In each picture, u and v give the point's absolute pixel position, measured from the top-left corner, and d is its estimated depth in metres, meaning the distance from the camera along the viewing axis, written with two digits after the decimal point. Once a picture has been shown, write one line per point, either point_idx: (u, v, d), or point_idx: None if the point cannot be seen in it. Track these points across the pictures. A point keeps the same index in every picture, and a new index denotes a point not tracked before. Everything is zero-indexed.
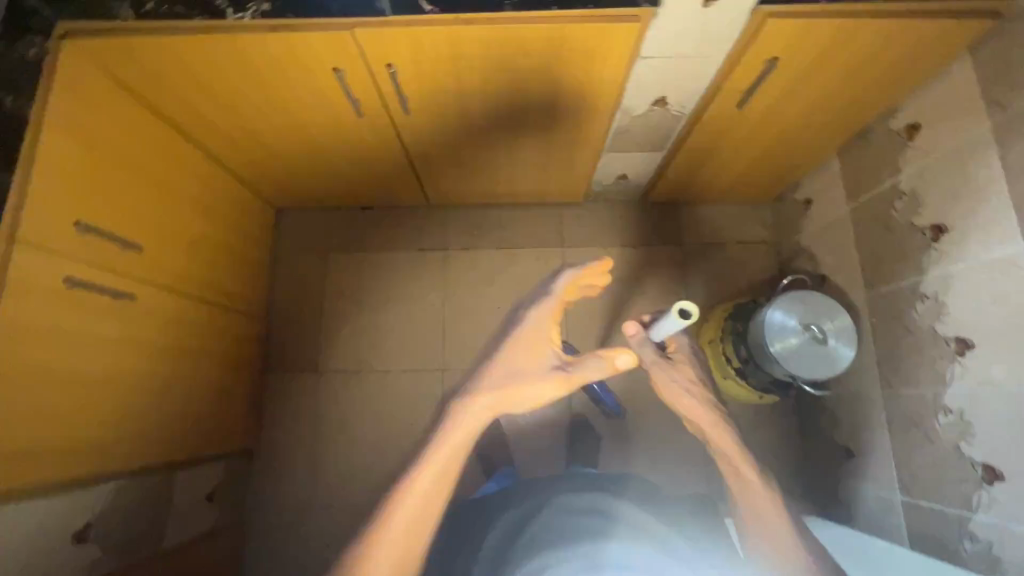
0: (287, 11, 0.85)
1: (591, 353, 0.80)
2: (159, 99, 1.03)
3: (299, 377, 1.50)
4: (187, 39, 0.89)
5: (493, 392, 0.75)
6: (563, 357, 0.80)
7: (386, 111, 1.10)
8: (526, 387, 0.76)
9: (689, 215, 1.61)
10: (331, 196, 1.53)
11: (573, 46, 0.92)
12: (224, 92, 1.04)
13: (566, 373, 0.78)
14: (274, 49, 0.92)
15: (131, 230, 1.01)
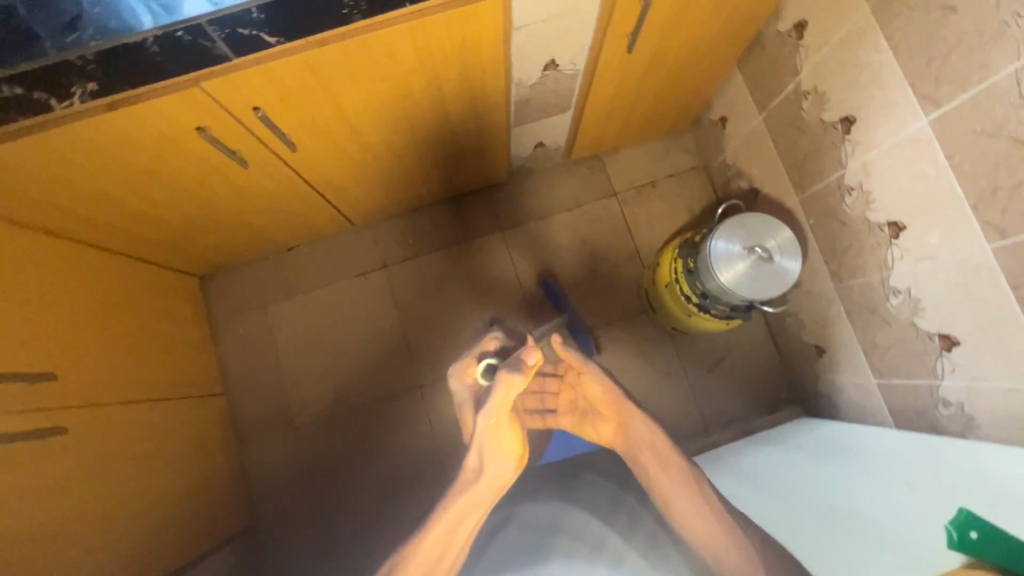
0: (121, 85, 0.73)
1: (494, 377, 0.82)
2: (17, 210, 0.93)
3: (278, 438, 1.44)
4: (20, 142, 0.79)
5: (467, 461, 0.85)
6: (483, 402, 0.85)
7: (272, 153, 1.02)
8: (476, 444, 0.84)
9: (615, 163, 1.59)
10: (249, 248, 1.44)
11: (442, 37, 0.86)
12: (87, 184, 0.94)
13: (484, 416, 0.82)
14: (122, 127, 0.82)
15: (31, 359, 0.91)
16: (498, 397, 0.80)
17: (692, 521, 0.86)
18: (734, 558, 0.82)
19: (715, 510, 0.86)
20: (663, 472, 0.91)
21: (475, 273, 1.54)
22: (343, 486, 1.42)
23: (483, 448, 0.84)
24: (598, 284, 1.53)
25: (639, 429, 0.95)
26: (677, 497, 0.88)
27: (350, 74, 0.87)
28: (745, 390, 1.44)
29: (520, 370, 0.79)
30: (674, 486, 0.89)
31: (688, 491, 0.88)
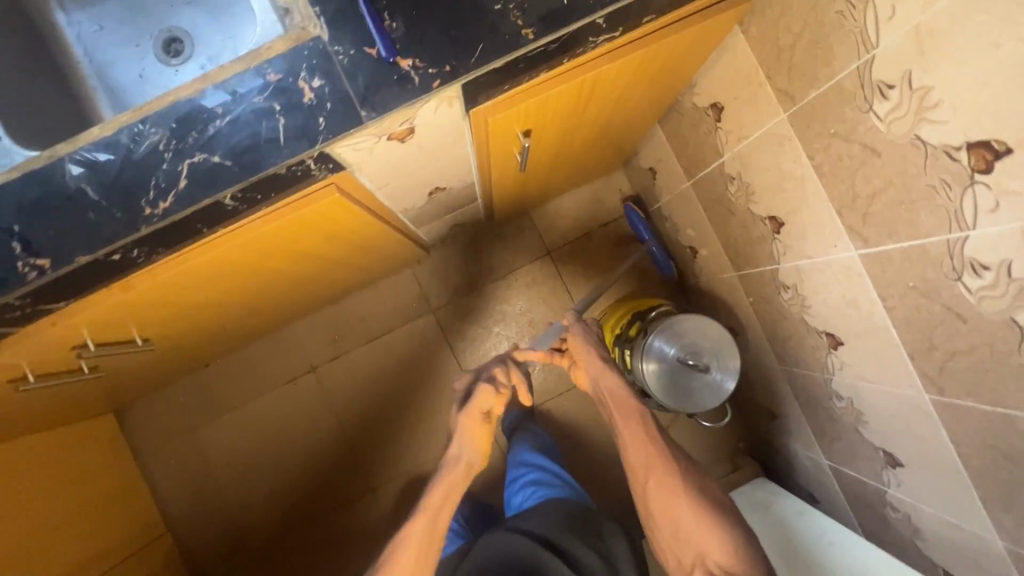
0: None
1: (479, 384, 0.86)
2: None
3: (234, 565, 1.39)
4: None
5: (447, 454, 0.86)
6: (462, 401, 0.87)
7: (132, 350, 0.88)
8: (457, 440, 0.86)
9: (543, 217, 1.46)
10: (158, 380, 1.32)
11: (285, 232, 0.71)
12: None
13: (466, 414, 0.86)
14: None
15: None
16: (479, 402, 0.85)
17: (634, 456, 0.86)
18: (657, 471, 0.84)
19: (652, 439, 0.86)
20: (614, 410, 0.91)
21: (411, 360, 1.43)
22: None
23: (460, 436, 0.85)
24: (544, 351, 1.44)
25: (603, 375, 0.93)
26: (623, 434, 0.88)
27: (182, 286, 0.72)
28: (705, 444, 1.40)
29: (490, 390, 0.85)
30: (620, 425, 0.89)
31: (632, 429, 0.87)
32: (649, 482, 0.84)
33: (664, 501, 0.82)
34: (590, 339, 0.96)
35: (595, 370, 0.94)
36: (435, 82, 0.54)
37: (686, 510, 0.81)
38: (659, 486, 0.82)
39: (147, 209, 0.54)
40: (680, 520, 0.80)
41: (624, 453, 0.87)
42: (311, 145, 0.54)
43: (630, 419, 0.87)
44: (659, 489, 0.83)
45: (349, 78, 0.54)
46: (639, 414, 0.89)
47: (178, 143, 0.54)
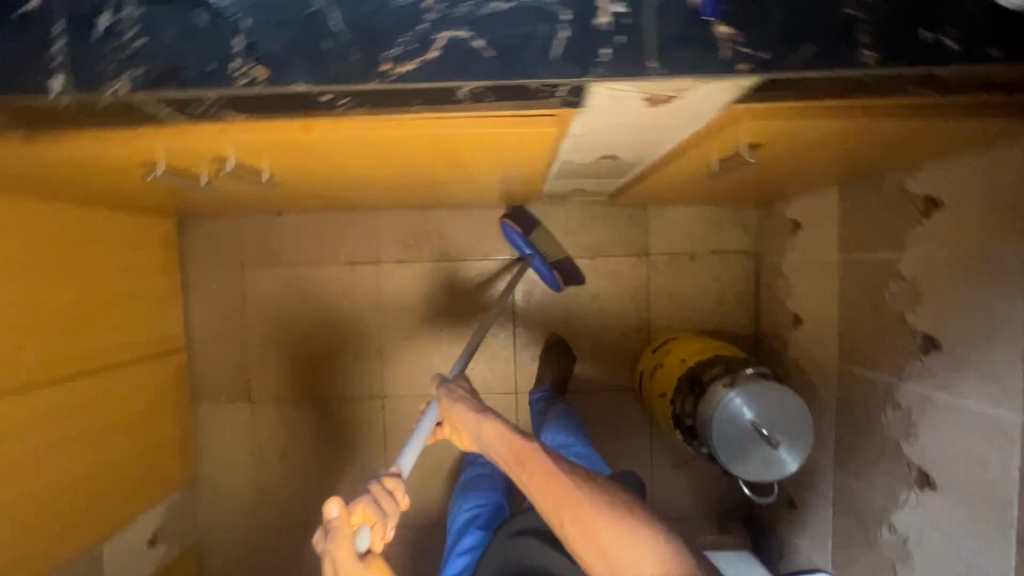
0: (49, 130, 0.57)
1: (341, 535, 0.67)
2: None
3: (233, 405, 1.42)
4: None
5: None
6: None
7: (252, 179, 0.84)
8: None
9: (658, 218, 1.38)
10: (233, 208, 1.29)
11: (472, 139, 0.66)
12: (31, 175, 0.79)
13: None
14: (54, 152, 0.66)
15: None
16: (341, 552, 0.67)
17: (544, 498, 0.82)
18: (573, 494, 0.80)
19: (551, 470, 0.84)
20: (507, 458, 0.89)
21: (470, 296, 1.40)
22: (291, 471, 1.43)
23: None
24: (597, 344, 1.40)
25: (485, 434, 0.93)
26: (523, 480, 0.85)
27: (348, 144, 0.67)
28: (706, 497, 1.39)
29: (337, 501, 0.68)
30: (520, 473, 0.86)
31: (531, 470, 0.85)
32: (562, 517, 0.79)
33: (581, 530, 0.77)
34: (462, 404, 1.01)
35: (478, 429, 0.95)
36: (743, 66, 0.47)
37: (606, 527, 0.76)
38: (571, 519, 0.78)
39: (384, 65, 0.48)
40: (605, 543, 0.75)
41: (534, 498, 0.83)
42: (582, 74, 0.48)
43: (525, 461, 0.86)
44: (574, 519, 0.78)
45: (656, 19, 0.47)
46: (531, 451, 0.87)
47: (447, 7, 0.47)
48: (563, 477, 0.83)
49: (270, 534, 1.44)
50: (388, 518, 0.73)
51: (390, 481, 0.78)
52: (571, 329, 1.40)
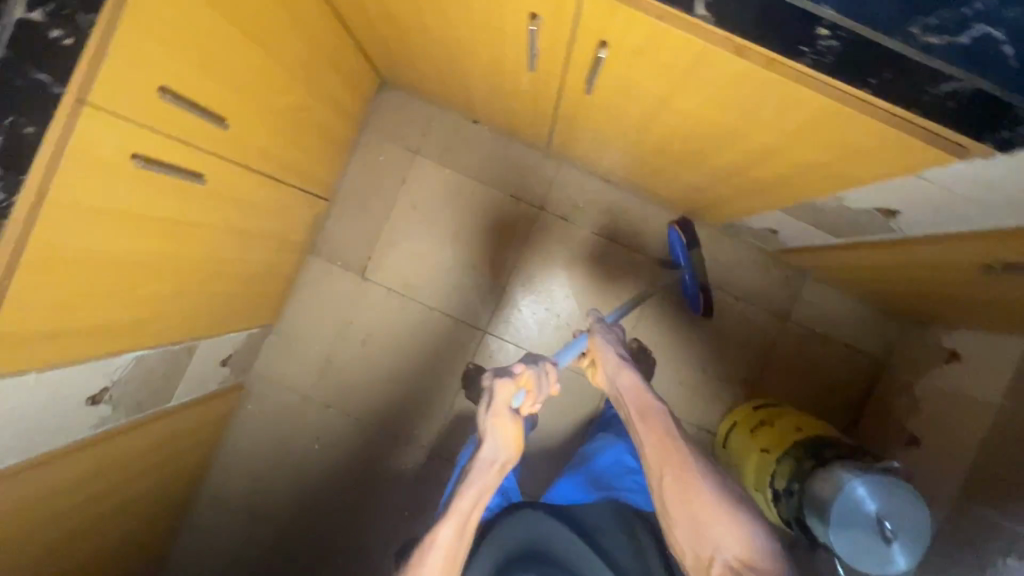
0: None
1: (506, 386, 0.84)
2: None
3: (343, 273, 1.42)
4: None
5: (484, 464, 0.86)
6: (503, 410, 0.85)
7: (563, 80, 0.85)
8: (494, 446, 0.86)
9: (810, 292, 1.39)
10: (445, 96, 1.30)
11: (837, 137, 0.67)
12: None
13: (490, 410, 0.85)
14: None
15: (204, 92, 0.78)
16: (506, 395, 0.85)
17: (651, 450, 0.86)
18: (684, 460, 0.83)
19: (670, 432, 0.87)
20: (629, 406, 0.93)
21: (607, 279, 1.40)
22: (366, 358, 1.42)
23: (493, 430, 0.86)
24: (699, 377, 1.41)
25: (619, 376, 0.96)
26: (637, 428, 0.90)
27: (727, 91, 0.68)
28: None
29: (521, 364, 0.87)
30: (636, 421, 0.91)
31: (651, 424, 0.89)
32: (664, 473, 0.84)
33: (681, 492, 0.81)
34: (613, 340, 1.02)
35: (613, 369, 0.97)
36: None
37: (706, 500, 0.79)
38: (676, 479, 0.82)
39: (915, 28, 0.49)
40: (699, 511, 0.79)
41: (642, 448, 0.88)
42: None
43: (646, 415, 0.90)
44: (675, 479, 0.82)
45: None
46: (659, 411, 0.90)
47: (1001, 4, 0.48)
48: (680, 444, 0.85)
49: (318, 407, 1.43)
50: (536, 392, 0.88)
51: (548, 365, 0.91)
52: (684, 353, 1.41)
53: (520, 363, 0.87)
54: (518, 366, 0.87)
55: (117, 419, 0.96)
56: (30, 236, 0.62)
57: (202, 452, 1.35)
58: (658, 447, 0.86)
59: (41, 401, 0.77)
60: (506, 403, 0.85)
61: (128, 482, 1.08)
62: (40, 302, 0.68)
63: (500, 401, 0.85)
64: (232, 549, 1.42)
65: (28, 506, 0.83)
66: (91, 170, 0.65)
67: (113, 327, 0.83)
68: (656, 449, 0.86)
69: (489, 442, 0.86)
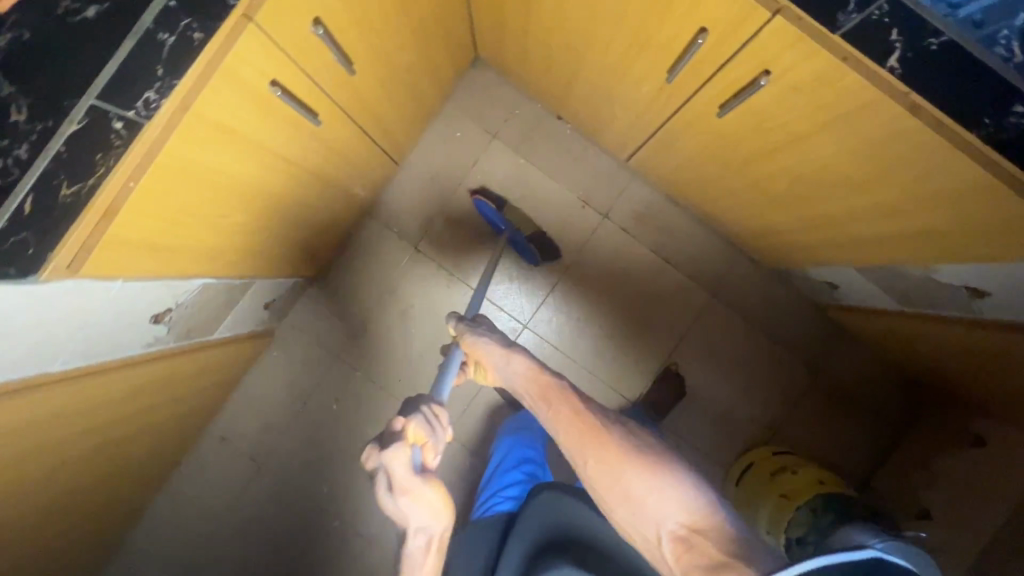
0: None
1: (392, 458, 0.64)
2: None
3: (395, 239, 1.40)
4: None
5: (415, 546, 0.69)
6: (406, 485, 0.64)
7: (694, 98, 0.85)
8: (418, 527, 0.67)
9: (847, 352, 1.41)
10: (537, 86, 1.29)
11: (970, 211, 0.68)
12: None
13: (391, 489, 0.64)
14: None
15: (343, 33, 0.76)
16: (398, 471, 0.64)
17: (565, 436, 0.67)
18: (597, 432, 0.64)
19: (574, 403, 0.68)
20: (530, 394, 0.73)
21: (653, 300, 1.41)
22: (400, 329, 1.40)
23: (406, 509, 0.65)
24: (723, 413, 1.42)
25: (509, 366, 0.79)
26: (544, 415, 0.70)
27: (875, 146, 0.69)
28: None
29: (402, 423, 0.67)
30: (540, 409, 0.71)
31: (553, 404, 0.69)
32: (586, 458, 0.64)
33: (609, 471, 0.62)
34: (487, 337, 0.86)
35: (500, 362, 0.81)
36: None
37: (632, 473, 0.60)
38: (598, 460, 0.63)
39: None
40: (630, 490, 0.60)
41: (555, 437, 0.68)
42: None
43: (546, 397, 0.71)
44: (598, 461, 0.63)
45: None
46: (555, 385, 0.72)
47: None
48: (589, 412, 0.67)
49: (344, 368, 1.41)
50: (435, 441, 0.69)
51: (436, 408, 0.72)
52: (713, 387, 1.41)
53: (400, 422, 0.67)
54: (401, 424, 0.67)
55: (165, 343, 0.95)
56: (173, 132, 0.60)
57: (221, 391, 1.32)
58: (571, 427, 0.66)
59: (117, 310, 0.75)
60: (404, 475, 0.64)
61: (154, 406, 1.05)
62: (153, 209, 0.65)
63: (393, 477, 0.64)
64: (229, 494, 1.40)
65: (70, 414, 0.80)
66: (234, 88, 0.64)
67: (198, 250, 0.81)
68: (570, 432, 0.66)
69: (411, 525, 0.66)
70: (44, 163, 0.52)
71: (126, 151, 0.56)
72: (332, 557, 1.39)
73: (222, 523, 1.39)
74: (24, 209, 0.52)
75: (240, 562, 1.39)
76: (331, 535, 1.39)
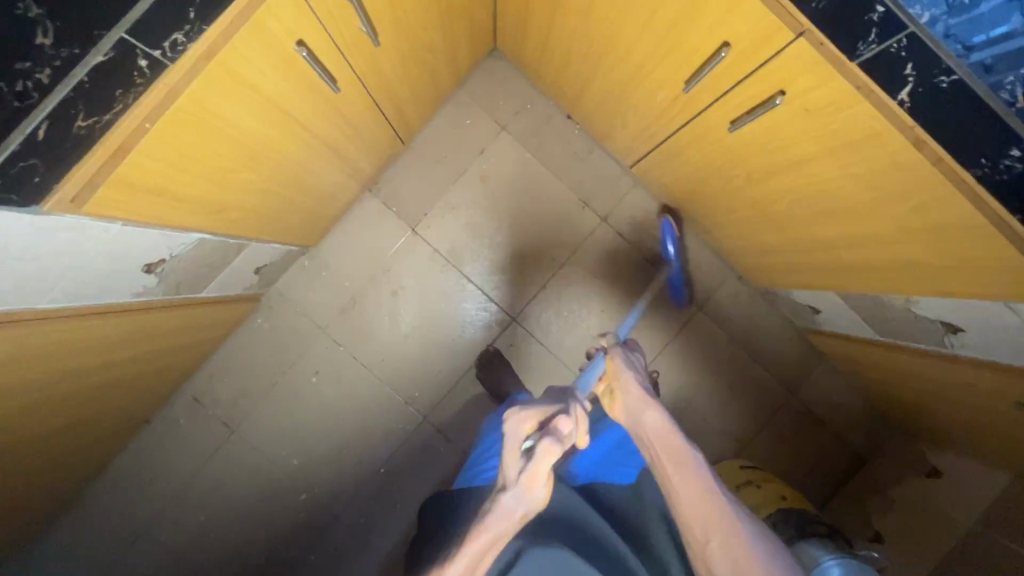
0: None
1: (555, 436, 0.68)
2: None
3: (394, 219, 1.40)
4: None
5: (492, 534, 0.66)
6: (539, 471, 0.67)
7: (706, 112, 0.88)
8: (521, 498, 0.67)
9: (821, 377, 1.45)
10: (551, 83, 1.30)
11: (956, 247, 0.72)
12: None
13: (527, 467, 0.67)
14: None
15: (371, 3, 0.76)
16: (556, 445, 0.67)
17: (689, 509, 0.64)
18: (731, 525, 0.61)
19: (709, 485, 0.65)
20: (658, 450, 0.70)
21: (643, 306, 1.43)
22: (389, 309, 1.40)
23: (521, 490, 0.67)
24: (698, 425, 1.45)
25: (643, 415, 0.74)
26: (670, 480, 0.67)
27: (874, 176, 0.72)
28: None
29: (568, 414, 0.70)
30: (668, 471, 0.67)
31: (685, 475, 0.66)
32: (709, 540, 0.62)
33: (730, 559, 0.60)
34: (633, 369, 0.82)
35: (633, 407, 0.76)
36: None
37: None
38: (724, 547, 0.60)
39: None
40: None
41: (677, 503, 0.65)
42: None
43: (679, 464, 0.67)
44: (722, 551, 0.60)
45: None
46: (691, 456, 0.68)
47: None
48: (722, 498, 0.64)
49: (329, 343, 1.39)
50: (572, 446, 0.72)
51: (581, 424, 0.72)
52: (691, 398, 1.44)
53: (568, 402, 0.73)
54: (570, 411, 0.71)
55: (152, 294, 0.93)
56: (196, 74, 0.59)
57: (200, 353, 1.30)
58: (700, 509, 0.63)
59: (111, 254, 0.73)
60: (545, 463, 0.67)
61: (132, 359, 1.03)
62: (164, 154, 0.64)
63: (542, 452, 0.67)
64: (196, 457, 1.37)
65: (49, 355, 0.79)
66: (261, 41, 0.63)
67: (200, 204, 0.79)
68: (697, 512, 0.63)
69: (519, 494, 0.67)
70: (64, 91, 0.51)
71: (146, 90, 0.55)
72: (295, 530, 1.38)
73: (187, 487, 1.37)
74: (37, 136, 0.51)
75: (202, 527, 1.37)
76: (297, 508, 1.38)
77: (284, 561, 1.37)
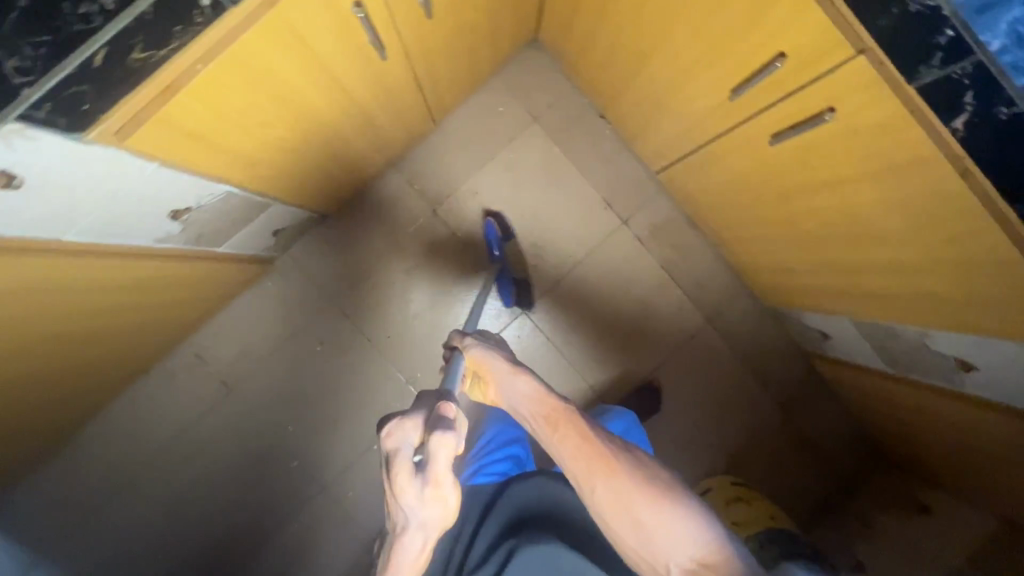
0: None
1: (436, 446, 0.59)
2: None
3: (416, 197, 1.39)
4: None
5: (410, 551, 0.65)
6: (430, 477, 0.61)
7: (747, 122, 0.88)
8: (421, 509, 0.62)
9: (821, 403, 1.46)
10: (588, 80, 1.30)
11: (988, 282, 0.71)
12: None
13: (425, 479, 0.61)
14: None
15: None
16: (440, 457, 0.59)
17: (571, 462, 0.64)
18: (613, 462, 0.63)
19: (585, 431, 0.65)
20: (534, 418, 0.67)
21: (653, 313, 1.43)
22: (399, 286, 1.39)
23: (424, 504, 0.62)
24: (693, 437, 1.45)
25: (514, 386, 0.69)
26: (552, 442, 0.65)
27: (913, 202, 0.71)
28: None
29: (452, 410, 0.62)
30: (547, 435, 0.66)
31: (563, 431, 0.65)
32: (594, 485, 0.62)
33: (615, 497, 0.61)
34: (486, 350, 0.74)
35: (504, 387, 0.70)
36: None
37: (647, 510, 0.60)
38: (611, 489, 0.61)
39: None
40: (643, 519, 0.60)
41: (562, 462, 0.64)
42: None
43: (554, 422, 0.66)
44: (610, 493, 0.61)
45: None
46: (565, 411, 0.66)
47: None
48: (599, 438, 0.64)
49: (335, 313, 1.39)
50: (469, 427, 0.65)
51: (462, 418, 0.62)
52: (689, 410, 1.44)
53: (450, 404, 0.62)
54: (449, 418, 0.61)
55: (176, 242, 0.93)
56: (254, 22, 0.59)
57: (207, 309, 1.29)
58: (586, 454, 0.63)
59: (142, 194, 0.72)
60: (437, 468, 0.60)
61: (142, 305, 1.02)
62: (211, 98, 0.64)
63: (426, 459, 0.60)
64: (191, 413, 1.37)
65: (68, 288, 0.78)
66: None
67: (235, 156, 0.79)
68: (583, 461, 0.63)
69: (419, 505, 0.62)
70: (127, 21, 0.49)
71: (204, 30, 0.55)
72: (281, 496, 1.38)
73: (178, 441, 1.36)
74: (93, 61, 0.50)
75: (189, 482, 1.37)
76: (286, 474, 1.38)
77: (266, 525, 1.37)
